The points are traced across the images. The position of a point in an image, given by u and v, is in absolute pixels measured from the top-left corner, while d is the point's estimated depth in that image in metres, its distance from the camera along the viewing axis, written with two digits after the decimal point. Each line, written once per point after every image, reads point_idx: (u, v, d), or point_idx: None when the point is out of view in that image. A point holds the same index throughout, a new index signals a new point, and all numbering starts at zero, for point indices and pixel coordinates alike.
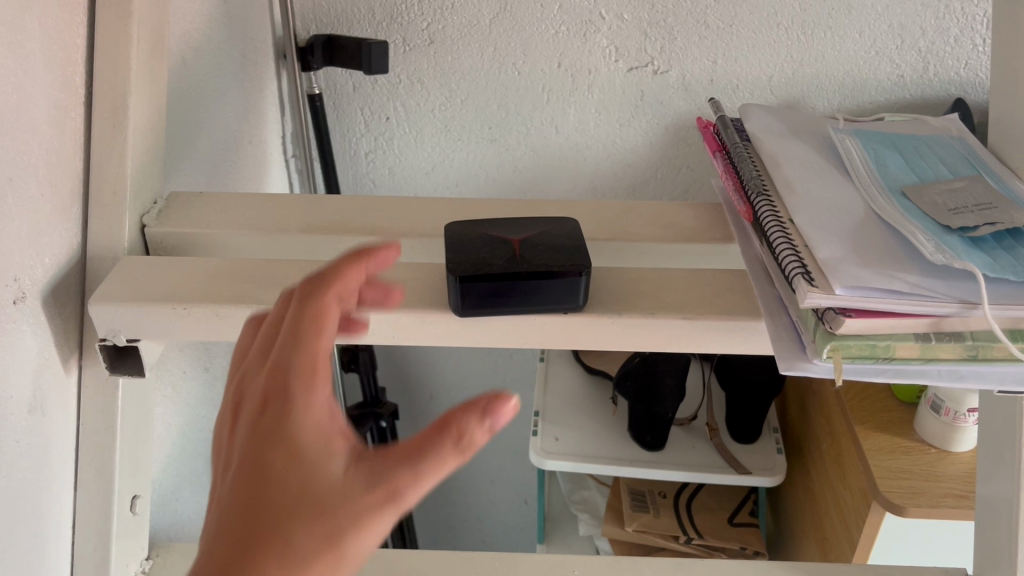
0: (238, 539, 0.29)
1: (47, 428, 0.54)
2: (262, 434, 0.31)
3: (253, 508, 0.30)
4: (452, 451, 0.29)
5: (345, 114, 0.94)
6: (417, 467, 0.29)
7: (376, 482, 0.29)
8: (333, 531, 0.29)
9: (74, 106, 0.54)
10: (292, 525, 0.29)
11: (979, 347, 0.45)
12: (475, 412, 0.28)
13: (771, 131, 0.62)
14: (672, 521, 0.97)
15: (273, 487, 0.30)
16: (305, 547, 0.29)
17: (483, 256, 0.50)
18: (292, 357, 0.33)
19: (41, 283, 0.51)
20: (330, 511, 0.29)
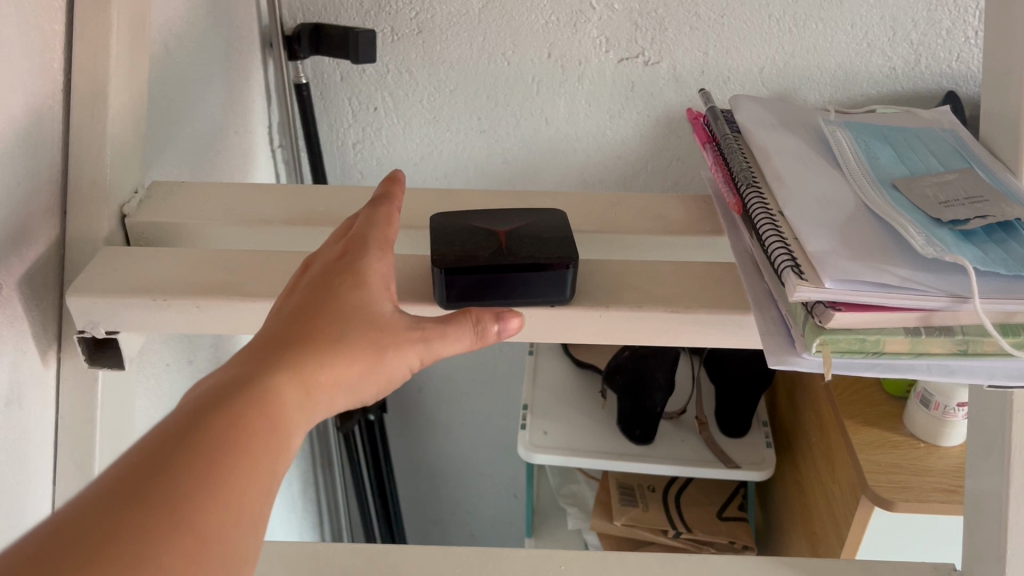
0: (313, 325, 0.36)
1: (24, 421, 0.53)
2: (340, 264, 0.39)
3: (324, 311, 0.37)
4: (477, 332, 0.39)
5: (332, 104, 0.92)
6: (454, 329, 0.39)
7: (422, 329, 0.38)
8: (386, 345, 0.37)
9: (52, 93, 0.53)
10: (356, 329, 0.36)
11: (970, 341, 0.45)
12: (505, 318, 0.40)
13: (761, 123, 0.61)
14: (660, 515, 0.97)
15: (347, 301, 0.37)
16: (363, 348, 0.36)
17: (469, 247, 0.50)
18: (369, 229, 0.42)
19: (17, 274, 0.50)
20: (387, 332, 0.37)
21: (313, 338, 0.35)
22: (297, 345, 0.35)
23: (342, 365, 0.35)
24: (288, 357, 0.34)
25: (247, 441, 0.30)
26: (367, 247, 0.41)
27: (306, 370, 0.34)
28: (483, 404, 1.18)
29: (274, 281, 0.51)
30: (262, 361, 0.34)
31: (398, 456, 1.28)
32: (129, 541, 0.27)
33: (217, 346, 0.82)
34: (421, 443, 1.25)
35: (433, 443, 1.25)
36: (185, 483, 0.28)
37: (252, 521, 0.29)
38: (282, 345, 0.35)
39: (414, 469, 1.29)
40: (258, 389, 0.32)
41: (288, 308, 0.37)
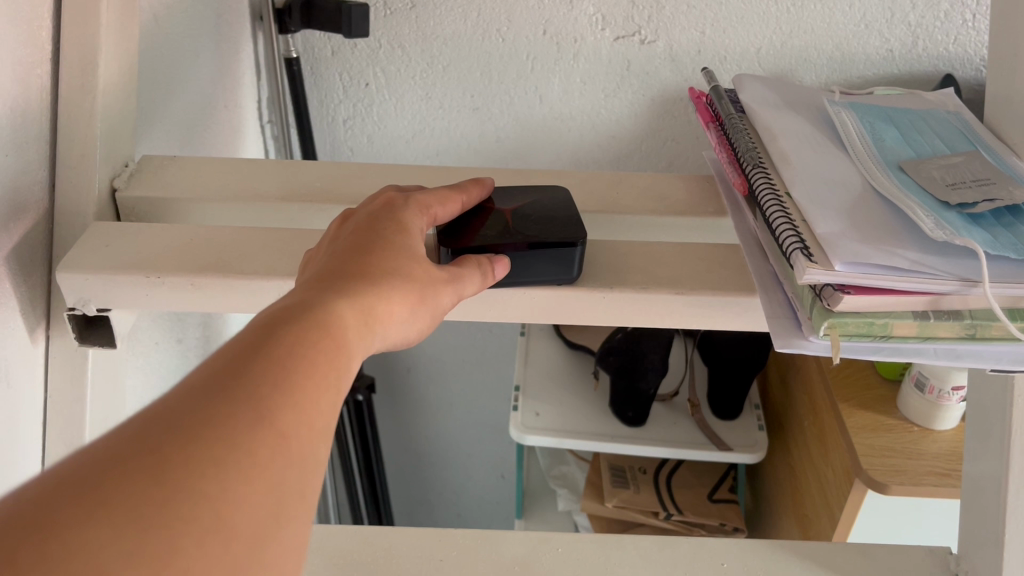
0: (368, 260, 0.38)
1: (11, 399, 0.51)
2: (381, 213, 0.42)
3: (373, 251, 0.39)
4: (483, 277, 0.44)
5: (322, 78, 0.91)
6: (469, 273, 0.43)
7: (450, 276, 0.41)
8: (430, 281, 0.39)
9: (40, 63, 0.51)
10: (405, 264, 0.39)
11: (977, 326, 0.45)
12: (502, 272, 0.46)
13: (766, 103, 0.61)
14: (651, 497, 0.97)
15: (394, 243, 0.40)
16: (413, 281, 0.38)
17: (474, 228, 0.49)
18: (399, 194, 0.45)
19: (5, 249, 0.49)
20: (430, 270, 0.40)
21: (371, 271, 0.37)
22: (356, 275, 0.36)
23: (398, 294, 0.37)
24: (348, 283, 0.36)
25: (325, 345, 0.31)
26: (402, 203, 0.43)
27: (372, 293, 0.36)
28: (472, 385, 1.18)
29: (272, 258, 0.50)
30: (326, 287, 0.35)
31: (385, 436, 1.27)
32: (228, 417, 0.27)
33: (206, 324, 0.81)
34: (409, 423, 1.24)
35: (421, 423, 1.24)
36: (274, 376, 0.29)
37: (331, 418, 0.30)
38: (345, 273, 0.36)
39: (401, 449, 1.29)
40: (329, 305, 0.33)
41: (336, 248, 0.39)
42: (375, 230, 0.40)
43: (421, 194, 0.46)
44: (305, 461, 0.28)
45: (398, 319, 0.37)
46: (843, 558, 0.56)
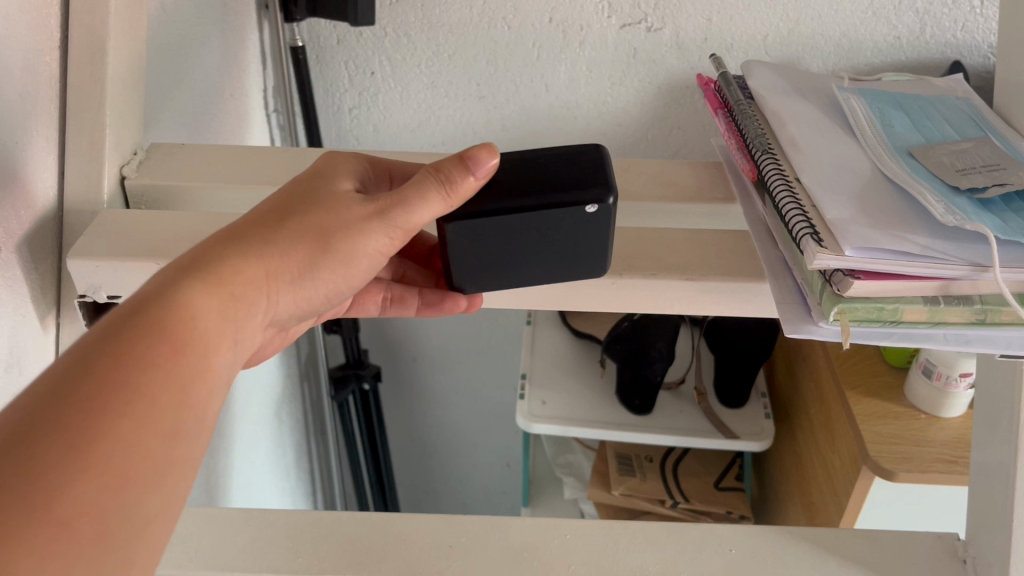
0: (253, 223, 0.39)
1: (22, 385, 0.51)
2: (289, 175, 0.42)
3: (264, 220, 0.39)
4: (438, 181, 0.40)
5: (327, 66, 0.90)
6: (410, 190, 0.40)
7: (376, 206, 0.40)
8: (328, 231, 0.39)
9: (49, 50, 0.51)
10: (297, 220, 0.39)
11: (988, 311, 0.44)
12: (461, 168, 0.40)
13: (774, 90, 0.61)
14: (657, 484, 0.98)
15: (290, 200, 0.40)
16: (301, 238, 0.39)
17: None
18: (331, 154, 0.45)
19: (16, 236, 0.49)
20: (330, 217, 0.40)
21: (252, 237, 0.38)
22: (231, 243, 0.37)
23: (278, 260, 0.38)
24: (222, 253, 0.37)
25: (175, 342, 0.32)
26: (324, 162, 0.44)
27: (240, 263, 0.37)
28: (478, 374, 1.18)
29: None
30: (197, 261, 0.36)
31: (391, 425, 1.28)
32: (65, 429, 0.28)
33: None
34: (415, 412, 1.25)
35: (427, 413, 1.25)
36: (105, 393, 0.30)
37: (175, 416, 0.31)
38: (219, 242, 0.37)
39: (407, 438, 1.29)
40: (190, 280, 0.35)
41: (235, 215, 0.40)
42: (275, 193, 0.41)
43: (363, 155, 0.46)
44: (141, 470, 0.30)
45: (282, 279, 0.38)
46: (851, 544, 0.55)
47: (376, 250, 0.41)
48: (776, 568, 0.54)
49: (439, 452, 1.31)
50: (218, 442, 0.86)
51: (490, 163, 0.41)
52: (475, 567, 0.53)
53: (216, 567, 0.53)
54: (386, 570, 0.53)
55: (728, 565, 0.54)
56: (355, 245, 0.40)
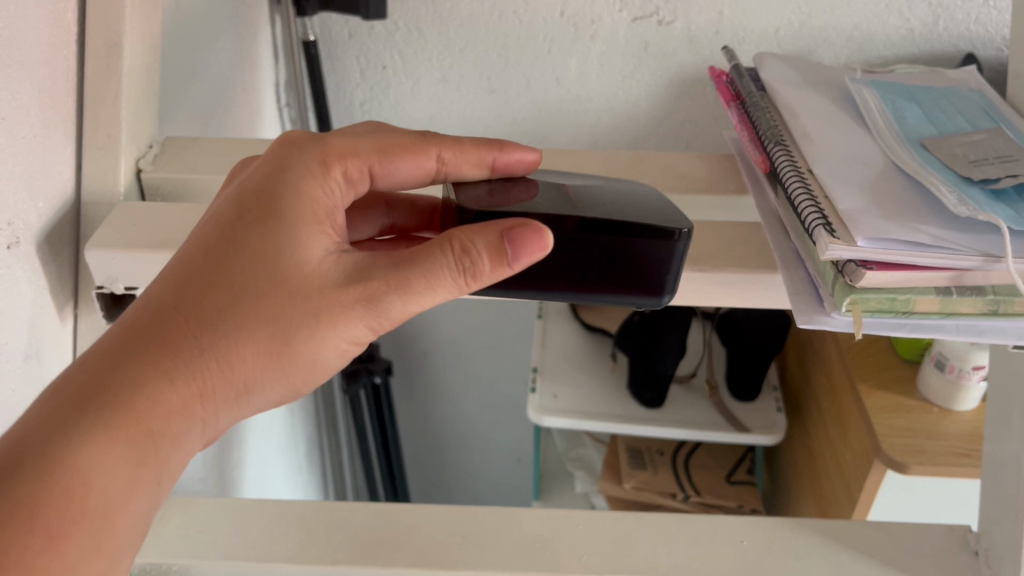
0: (195, 310, 0.37)
1: (42, 376, 0.52)
2: (242, 232, 0.38)
3: (201, 319, 0.37)
4: (455, 263, 0.38)
5: (340, 60, 0.91)
6: (403, 282, 0.38)
7: (358, 291, 0.38)
8: (290, 326, 0.37)
9: (67, 45, 0.52)
10: (249, 319, 0.37)
11: (1001, 302, 0.44)
12: (493, 255, 0.37)
13: (787, 82, 0.61)
14: (669, 478, 0.99)
15: (248, 265, 0.38)
16: (252, 337, 0.37)
17: (543, 199, 0.43)
18: (305, 161, 0.42)
19: (34, 228, 0.49)
20: (297, 302, 0.37)
21: (191, 339, 0.37)
22: (166, 347, 0.36)
23: (220, 368, 0.37)
24: (145, 371, 0.36)
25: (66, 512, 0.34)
26: (294, 182, 0.40)
27: (164, 382, 0.36)
28: (489, 368, 1.18)
29: None
30: (115, 390, 0.36)
31: (402, 420, 1.28)
32: None
33: None
34: (426, 406, 1.25)
35: (437, 407, 1.25)
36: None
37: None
38: (150, 345, 0.36)
39: (417, 432, 1.30)
40: (98, 428, 0.35)
41: (178, 269, 0.38)
42: (227, 236, 0.38)
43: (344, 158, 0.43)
44: None
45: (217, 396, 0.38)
46: (863, 537, 0.55)
47: (354, 343, 0.39)
48: (788, 559, 0.54)
49: (450, 446, 1.32)
50: (232, 435, 0.86)
51: (535, 248, 0.37)
52: (488, 558, 0.54)
53: (232, 557, 0.54)
54: (400, 560, 0.54)
55: (740, 556, 0.54)
56: (321, 342, 0.38)
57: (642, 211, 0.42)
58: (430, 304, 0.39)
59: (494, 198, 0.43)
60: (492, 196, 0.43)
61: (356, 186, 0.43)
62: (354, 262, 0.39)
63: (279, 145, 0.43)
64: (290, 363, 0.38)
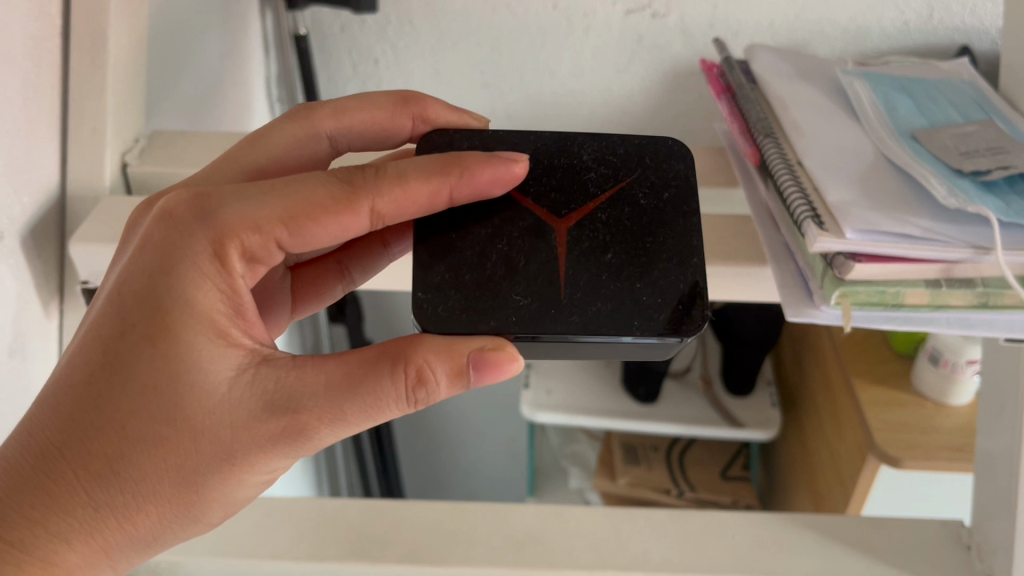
0: (89, 462, 0.37)
1: (27, 371, 0.51)
2: (136, 365, 0.37)
3: (95, 470, 0.37)
4: (406, 393, 0.38)
5: (332, 55, 0.91)
6: (326, 418, 0.38)
7: (281, 426, 0.38)
8: (201, 470, 0.38)
9: (50, 37, 0.51)
10: (151, 467, 0.37)
11: (990, 294, 0.44)
12: (454, 376, 0.39)
13: (777, 73, 0.61)
14: (663, 474, 1.00)
15: (143, 407, 0.37)
16: (159, 486, 0.38)
17: (519, 285, 0.43)
18: (194, 253, 0.38)
19: (19, 223, 0.49)
20: (207, 445, 0.38)
21: (90, 493, 0.37)
22: (64, 504, 0.37)
23: (125, 516, 0.38)
24: (43, 521, 0.37)
25: None
26: (188, 286, 0.37)
27: (66, 538, 0.38)
28: None
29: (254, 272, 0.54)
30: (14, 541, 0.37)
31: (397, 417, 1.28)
32: None
33: None
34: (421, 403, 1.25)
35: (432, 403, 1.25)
36: None
37: None
38: (47, 502, 0.37)
39: (412, 428, 1.30)
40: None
41: (64, 404, 0.37)
42: (118, 367, 0.37)
43: (242, 240, 0.38)
44: None
45: (123, 535, 0.39)
46: (855, 531, 0.55)
47: (278, 466, 0.40)
48: (779, 553, 0.54)
49: (445, 442, 1.32)
50: None
51: (505, 370, 0.39)
52: (477, 553, 0.53)
53: (220, 554, 0.54)
54: (389, 557, 0.53)
55: (732, 551, 0.54)
56: (236, 478, 0.39)
57: (628, 312, 0.42)
58: (361, 428, 0.39)
59: (459, 287, 0.42)
60: (458, 283, 0.42)
61: (257, 258, 0.39)
62: (270, 386, 0.38)
63: (162, 220, 0.38)
64: (201, 499, 0.39)
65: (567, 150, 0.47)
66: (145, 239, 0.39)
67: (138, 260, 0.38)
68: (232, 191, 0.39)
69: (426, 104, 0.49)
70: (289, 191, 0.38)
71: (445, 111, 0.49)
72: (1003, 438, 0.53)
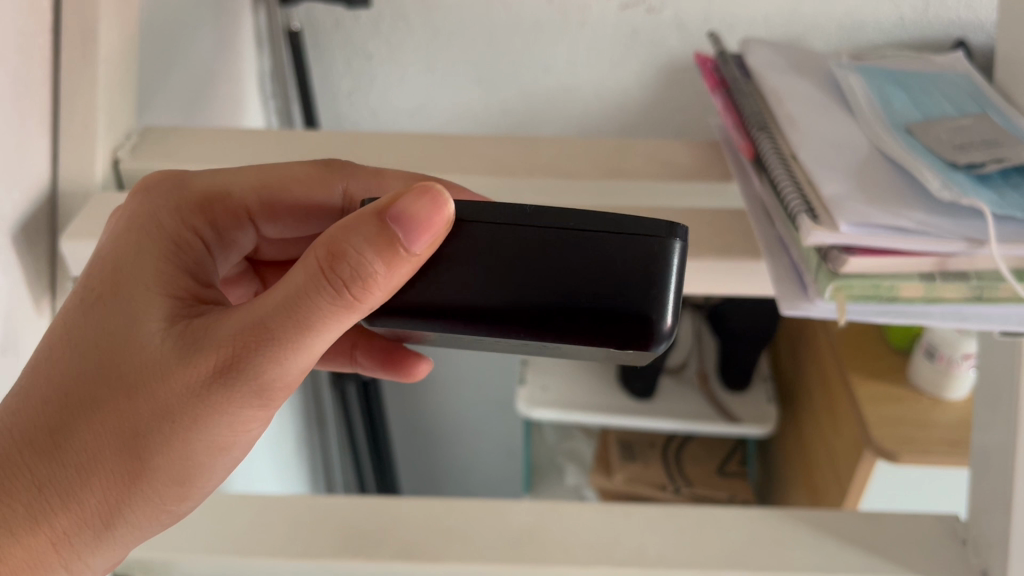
0: (32, 435, 0.36)
1: (18, 368, 0.51)
2: (83, 318, 0.38)
3: (39, 431, 0.36)
4: (330, 290, 0.33)
5: (325, 51, 0.90)
6: (257, 338, 0.34)
7: (213, 356, 0.35)
8: (142, 427, 0.36)
9: (42, 33, 0.51)
10: (91, 421, 0.36)
11: (984, 287, 0.43)
12: (379, 248, 0.32)
13: (772, 66, 0.61)
14: (659, 471, 1.01)
15: (86, 358, 0.37)
16: (100, 443, 0.36)
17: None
18: (154, 214, 0.41)
19: (10, 219, 0.48)
20: (144, 398, 0.36)
21: (33, 469, 0.36)
22: (7, 488, 0.36)
23: (70, 494, 0.36)
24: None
25: None
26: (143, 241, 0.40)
27: (10, 529, 0.36)
28: (480, 363, 1.18)
29: None
30: None
31: (394, 415, 1.28)
32: None
33: None
34: (418, 401, 1.25)
35: (429, 401, 1.25)
36: None
37: None
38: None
39: (409, 426, 1.30)
40: None
41: (17, 383, 0.37)
42: (66, 326, 0.38)
43: (218, 202, 0.44)
44: None
45: (78, 514, 0.37)
46: (851, 525, 0.55)
47: (233, 422, 0.36)
48: (774, 547, 0.53)
49: (441, 440, 1.32)
50: None
51: (427, 220, 0.31)
52: (472, 548, 0.53)
53: (214, 550, 0.53)
54: (384, 554, 0.53)
55: (727, 545, 0.53)
56: (183, 432, 0.36)
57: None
58: (303, 354, 0.35)
59: None
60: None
61: (229, 229, 0.45)
62: (203, 324, 0.36)
63: (136, 192, 0.42)
64: (151, 464, 0.36)
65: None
66: (114, 221, 0.42)
67: (106, 235, 0.41)
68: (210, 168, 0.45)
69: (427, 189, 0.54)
70: (259, 168, 0.46)
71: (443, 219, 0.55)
72: (998, 431, 0.52)
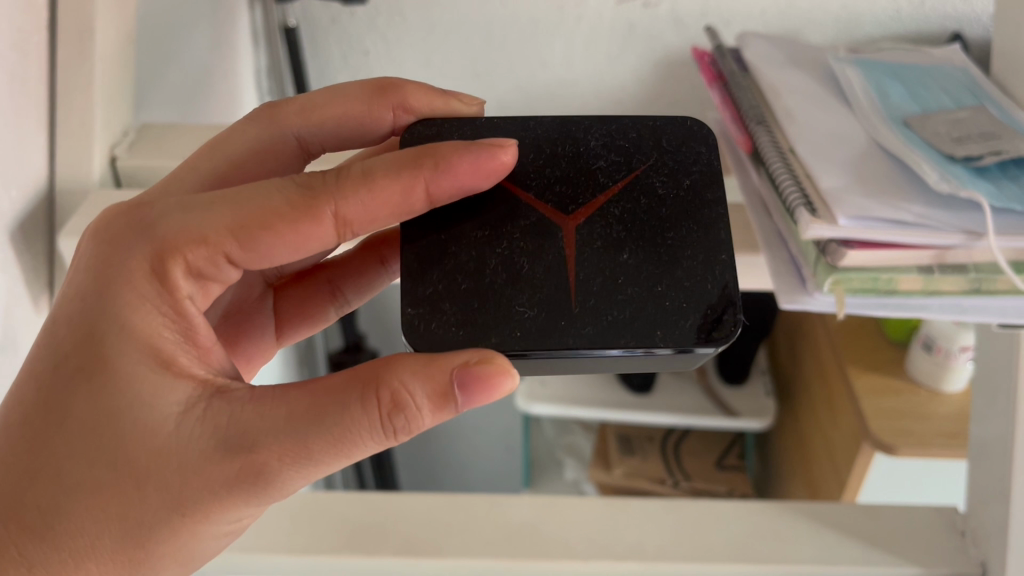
0: (25, 516, 0.35)
1: (16, 367, 0.51)
2: (76, 403, 0.35)
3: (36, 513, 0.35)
4: (380, 417, 0.35)
5: (321, 47, 0.90)
6: (289, 458, 0.35)
7: (235, 465, 0.35)
8: (149, 523, 0.35)
9: (38, 30, 0.51)
10: (93, 514, 0.35)
11: (982, 280, 0.44)
12: (436, 403, 0.35)
13: (768, 59, 0.61)
14: (658, 465, 1.01)
15: (84, 446, 0.35)
16: (103, 533, 0.35)
17: (524, 294, 0.40)
18: (134, 276, 0.36)
19: (8, 217, 0.49)
20: (153, 495, 0.35)
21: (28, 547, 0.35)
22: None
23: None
24: None
25: None
26: (127, 310, 0.36)
27: None
28: None
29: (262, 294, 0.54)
30: None
31: None
32: None
33: None
34: None
35: None
36: None
37: None
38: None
39: None
40: None
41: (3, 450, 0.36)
42: (57, 405, 0.35)
43: (186, 253, 0.36)
44: None
45: None
46: (852, 519, 0.55)
47: (244, 514, 0.37)
48: (774, 540, 0.53)
49: (440, 435, 1.32)
50: None
51: (494, 388, 0.35)
52: (473, 544, 0.53)
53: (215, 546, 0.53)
54: (385, 549, 0.53)
55: (728, 539, 0.53)
56: (191, 527, 0.36)
57: (650, 320, 0.40)
58: (331, 468, 0.36)
59: (455, 299, 0.40)
60: (454, 294, 0.40)
61: (209, 272, 0.37)
62: (218, 426, 0.35)
63: (106, 238, 0.37)
64: (157, 553, 0.36)
65: (574, 137, 0.44)
66: (84, 267, 0.37)
67: (78, 287, 0.37)
68: (177, 201, 0.36)
69: (405, 90, 0.46)
70: (236, 196, 0.36)
71: (427, 96, 0.46)
72: (996, 424, 0.53)
